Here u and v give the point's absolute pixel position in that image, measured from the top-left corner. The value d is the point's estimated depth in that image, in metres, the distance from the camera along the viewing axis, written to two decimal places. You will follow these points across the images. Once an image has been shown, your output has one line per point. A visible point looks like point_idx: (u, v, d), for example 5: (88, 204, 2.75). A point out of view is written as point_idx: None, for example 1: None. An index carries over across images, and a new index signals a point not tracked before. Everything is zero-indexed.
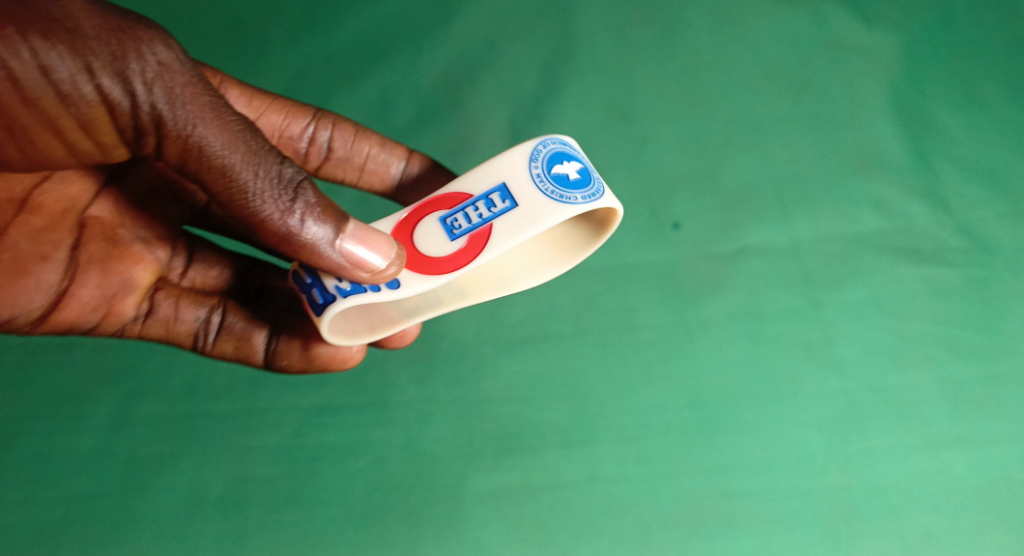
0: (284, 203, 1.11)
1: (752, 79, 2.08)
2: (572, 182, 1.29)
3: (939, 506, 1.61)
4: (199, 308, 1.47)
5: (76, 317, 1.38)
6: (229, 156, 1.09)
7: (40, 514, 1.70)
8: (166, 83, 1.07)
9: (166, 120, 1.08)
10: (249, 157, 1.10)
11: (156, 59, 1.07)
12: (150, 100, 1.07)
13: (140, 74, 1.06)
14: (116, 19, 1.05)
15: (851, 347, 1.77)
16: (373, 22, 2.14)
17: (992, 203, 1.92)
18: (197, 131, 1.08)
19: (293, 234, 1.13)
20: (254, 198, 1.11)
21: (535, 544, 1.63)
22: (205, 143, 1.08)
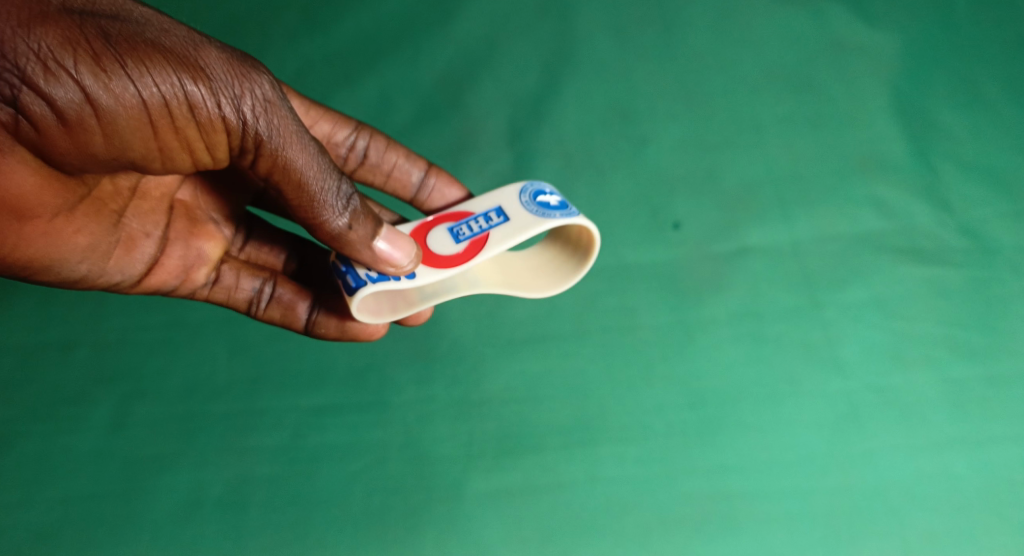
0: (341, 210, 1.13)
1: (753, 78, 2.07)
2: (555, 207, 1.38)
3: (941, 507, 1.60)
4: (256, 279, 1.42)
5: (159, 283, 1.34)
6: (311, 177, 1.09)
7: (39, 514, 1.71)
8: (273, 116, 1.06)
9: (263, 144, 1.07)
10: (322, 175, 1.10)
11: (264, 93, 1.05)
12: (243, 121, 1.05)
13: (251, 106, 1.05)
14: (211, 47, 1.03)
15: (853, 347, 1.76)
16: (373, 25, 2.16)
17: (995, 202, 1.91)
18: (286, 153, 1.08)
19: (340, 235, 1.15)
20: (320, 208, 1.12)
21: (535, 545, 1.63)
22: (287, 162, 1.08)
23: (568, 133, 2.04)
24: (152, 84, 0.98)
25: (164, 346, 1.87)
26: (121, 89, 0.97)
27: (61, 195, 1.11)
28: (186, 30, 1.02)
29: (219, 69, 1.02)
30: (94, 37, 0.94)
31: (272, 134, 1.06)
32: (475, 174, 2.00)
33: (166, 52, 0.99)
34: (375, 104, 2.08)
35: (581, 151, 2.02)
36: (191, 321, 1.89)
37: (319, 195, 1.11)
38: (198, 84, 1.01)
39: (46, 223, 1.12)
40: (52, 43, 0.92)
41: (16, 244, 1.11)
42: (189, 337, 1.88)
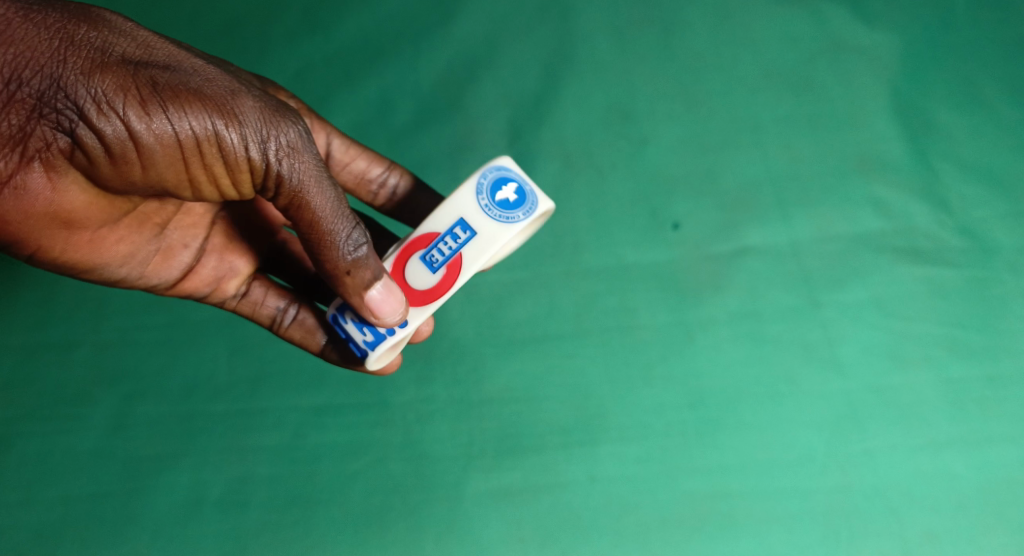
0: (346, 252, 1.17)
1: (752, 79, 2.08)
2: (514, 203, 1.33)
3: (939, 506, 1.61)
4: (281, 299, 1.47)
5: (193, 289, 1.42)
6: (324, 220, 1.16)
7: (41, 514, 1.72)
8: (295, 162, 1.13)
9: (284, 186, 1.15)
10: (334, 221, 1.16)
11: (290, 141, 1.13)
12: (269, 163, 1.13)
13: (276, 152, 1.12)
14: (248, 96, 1.12)
15: (852, 347, 1.77)
16: (373, 25, 2.16)
17: (995, 202, 1.91)
18: (303, 197, 1.15)
19: (341, 277, 1.20)
20: (328, 250, 1.17)
21: (535, 544, 1.63)
22: (307, 201, 1.15)
23: (568, 134, 2.05)
24: (185, 124, 1.07)
25: (164, 347, 1.86)
26: (159, 128, 1.06)
27: (107, 211, 1.19)
28: (228, 79, 1.12)
29: (251, 117, 1.11)
30: (143, 84, 1.05)
31: (293, 178, 1.14)
32: (475, 175, 2.01)
33: (202, 98, 1.08)
34: (375, 105, 2.09)
35: (581, 151, 2.02)
36: (191, 321, 1.87)
37: (335, 233, 1.16)
38: (229, 128, 1.10)
39: (92, 234, 1.21)
40: (105, 88, 1.03)
41: (62, 251, 1.19)
42: (189, 337, 1.87)
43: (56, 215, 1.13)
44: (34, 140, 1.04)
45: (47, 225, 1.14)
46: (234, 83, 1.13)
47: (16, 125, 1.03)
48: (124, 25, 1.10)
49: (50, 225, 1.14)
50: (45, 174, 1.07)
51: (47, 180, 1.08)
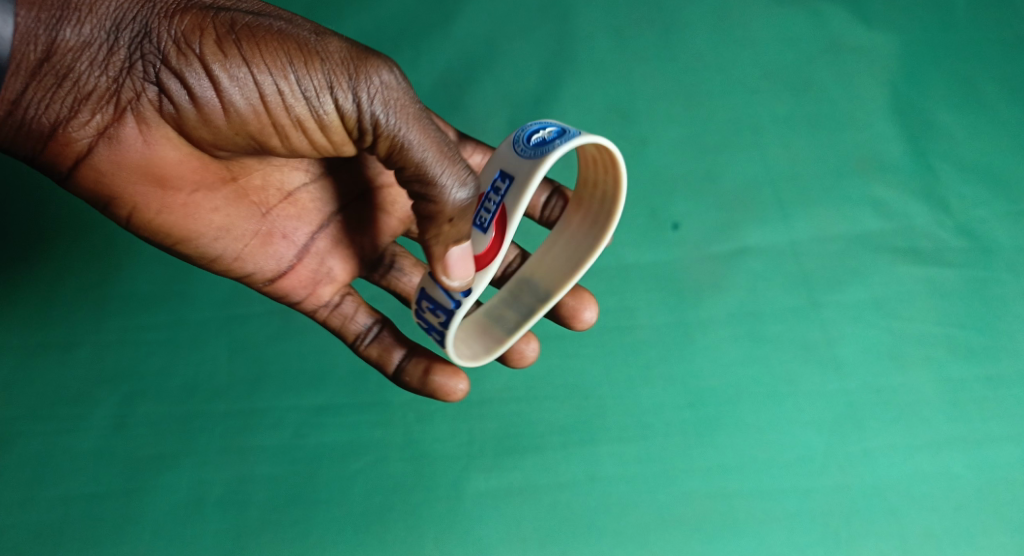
0: (452, 188, 1.12)
1: (752, 79, 2.08)
2: (548, 137, 1.27)
3: (940, 506, 1.61)
4: (369, 315, 1.45)
5: (288, 288, 1.41)
6: (423, 156, 1.10)
7: (40, 514, 1.72)
8: (389, 103, 1.08)
9: (382, 129, 1.09)
10: (438, 157, 1.10)
11: (382, 80, 1.07)
12: (359, 108, 1.08)
13: (367, 92, 1.07)
14: (333, 37, 1.08)
15: (851, 347, 1.77)
16: (373, 25, 2.16)
17: (994, 203, 1.91)
18: (402, 137, 1.09)
19: (446, 213, 1.13)
20: (433, 193, 1.12)
21: (535, 544, 1.63)
22: (402, 141, 1.09)
23: None
24: (268, 68, 1.05)
25: (164, 346, 1.87)
26: (239, 67, 1.05)
27: (201, 173, 1.21)
28: (313, 24, 1.10)
29: (337, 55, 1.06)
30: (222, 24, 1.04)
31: (388, 119, 1.08)
32: None
33: (288, 38, 1.06)
34: None
35: None
36: (192, 321, 1.88)
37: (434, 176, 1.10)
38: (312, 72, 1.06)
39: (184, 197, 1.22)
40: (184, 30, 1.04)
41: (157, 214, 1.21)
42: (190, 337, 1.87)
43: (148, 169, 1.15)
44: (128, 91, 1.06)
45: (139, 182, 1.16)
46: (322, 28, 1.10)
47: (111, 77, 1.05)
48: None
49: (143, 181, 1.16)
50: (136, 127, 1.10)
51: (139, 133, 1.11)
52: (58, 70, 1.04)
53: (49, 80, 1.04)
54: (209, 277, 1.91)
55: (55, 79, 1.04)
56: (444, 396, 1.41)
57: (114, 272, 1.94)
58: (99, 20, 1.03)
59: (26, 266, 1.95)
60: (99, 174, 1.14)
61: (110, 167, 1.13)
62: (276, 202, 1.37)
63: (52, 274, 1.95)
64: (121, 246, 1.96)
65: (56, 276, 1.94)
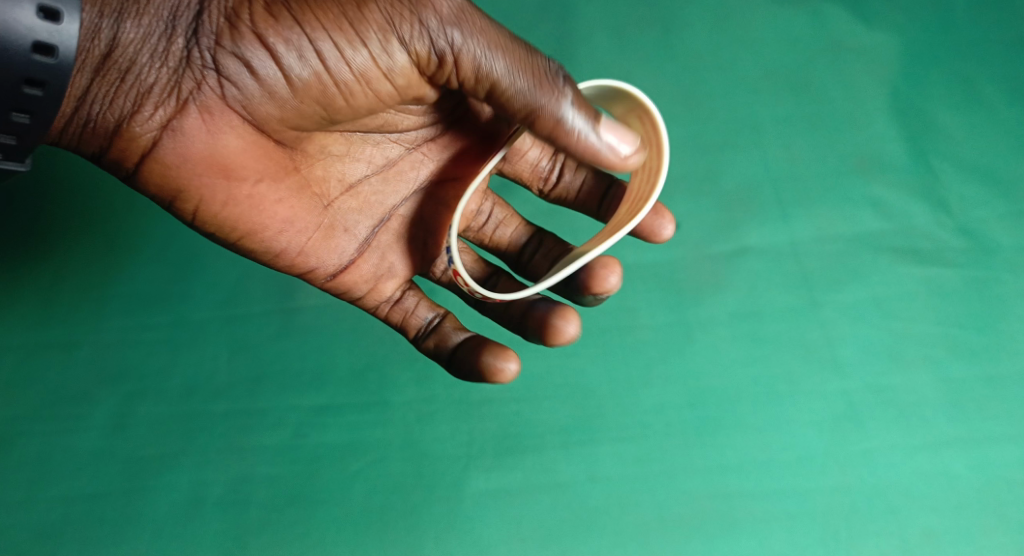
0: (556, 94, 1.07)
1: (752, 79, 2.08)
2: None
3: (939, 506, 1.61)
4: (431, 308, 1.37)
5: (352, 283, 1.36)
6: (511, 76, 1.07)
7: (41, 514, 1.72)
8: (461, 26, 1.07)
9: (459, 54, 1.08)
10: (525, 72, 1.07)
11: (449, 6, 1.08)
12: (428, 40, 1.08)
13: (435, 19, 1.07)
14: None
15: (851, 347, 1.77)
16: None
17: (994, 203, 1.91)
18: (482, 61, 1.08)
19: (566, 130, 1.08)
20: (532, 115, 1.08)
21: (535, 544, 1.63)
22: (471, 60, 1.08)
23: None
24: (325, 26, 1.08)
25: (164, 346, 1.87)
26: (298, 32, 1.08)
27: (267, 163, 1.21)
28: None
29: None
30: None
31: (462, 43, 1.07)
32: None
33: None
34: None
35: None
36: (192, 321, 1.89)
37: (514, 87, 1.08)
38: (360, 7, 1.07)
39: (248, 187, 1.21)
40: (239, 4, 1.08)
41: (224, 203, 1.22)
42: (190, 337, 1.87)
43: (214, 160, 1.17)
44: (189, 79, 1.11)
45: (205, 173, 1.18)
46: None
47: (171, 70, 1.10)
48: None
49: (209, 173, 1.18)
50: (200, 116, 1.13)
51: (203, 122, 1.14)
52: (118, 64, 1.09)
53: (112, 74, 1.09)
54: (209, 277, 1.92)
55: (117, 71, 1.09)
56: (489, 380, 1.26)
57: (114, 272, 1.95)
58: (155, 12, 1.09)
59: (26, 266, 1.97)
60: (165, 166, 1.16)
61: (173, 159, 1.16)
62: (338, 195, 1.31)
63: (52, 274, 1.96)
64: (121, 246, 1.97)
65: (56, 276, 1.95)
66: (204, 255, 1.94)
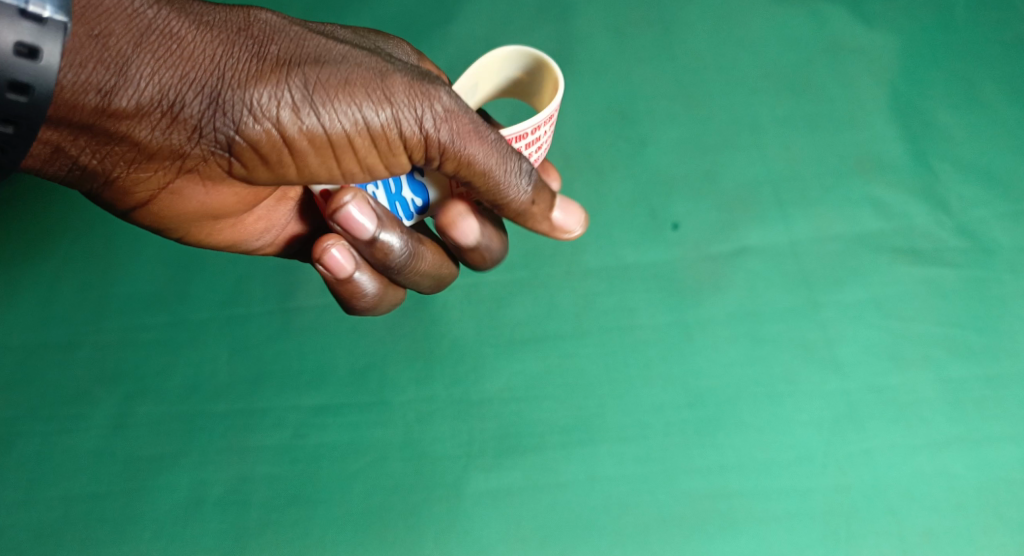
0: (524, 188, 1.19)
1: (751, 79, 2.09)
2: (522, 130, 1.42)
3: (939, 506, 1.61)
4: None
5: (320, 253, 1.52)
6: (488, 167, 1.15)
7: (40, 514, 1.72)
8: (451, 130, 1.13)
9: (445, 149, 1.15)
10: (499, 165, 1.16)
11: (442, 108, 1.12)
12: (422, 135, 1.13)
13: (430, 120, 1.12)
14: (392, 74, 1.10)
15: (850, 347, 1.77)
16: (373, 24, 2.23)
17: (994, 202, 1.91)
18: (465, 155, 1.15)
19: (527, 210, 1.23)
20: (499, 194, 1.19)
21: (534, 544, 1.63)
22: (466, 159, 1.15)
23: (567, 135, 2.06)
24: (332, 117, 1.09)
25: (164, 346, 1.87)
26: (306, 124, 1.09)
27: (257, 199, 1.31)
28: (368, 59, 1.11)
29: (399, 93, 1.10)
30: (288, 82, 1.07)
31: (451, 142, 1.13)
32: None
33: (357, 86, 1.09)
34: None
35: (580, 152, 2.04)
36: (192, 321, 1.89)
37: (495, 180, 1.17)
38: (376, 106, 1.10)
39: (239, 216, 1.33)
40: (254, 94, 1.06)
41: (209, 232, 1.33)
42: (190, 337, 1.87)
43: (211, 208, 1.26)
44: (195, 155, 1.11)
45: (204, 217, 1.28)
46: (378, 61, 1.11)
47: (176, 143, 1.09)
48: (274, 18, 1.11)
49: (207, 216, 1.28)
50: (204, 181, 1.18)
51: (205, 184, 1.19)
52: (115, 130, 1.05)
53: (105, 138, 1.06)
54: (209, 277, 1.93)
55: (112, 137, 1.06)
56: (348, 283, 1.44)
57: (112, 271, 1.96)
58: (156, 83, 1.03)
59: (26, 267, 1.98)
60: (165, 215, 1.24)
61: (167, 211, 1.23)
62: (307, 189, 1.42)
63: (51, 274, 1.97)
64: (120, 247, 1.99)
65: (55, 276, 1.96)
66: (204, 255, 1.95)
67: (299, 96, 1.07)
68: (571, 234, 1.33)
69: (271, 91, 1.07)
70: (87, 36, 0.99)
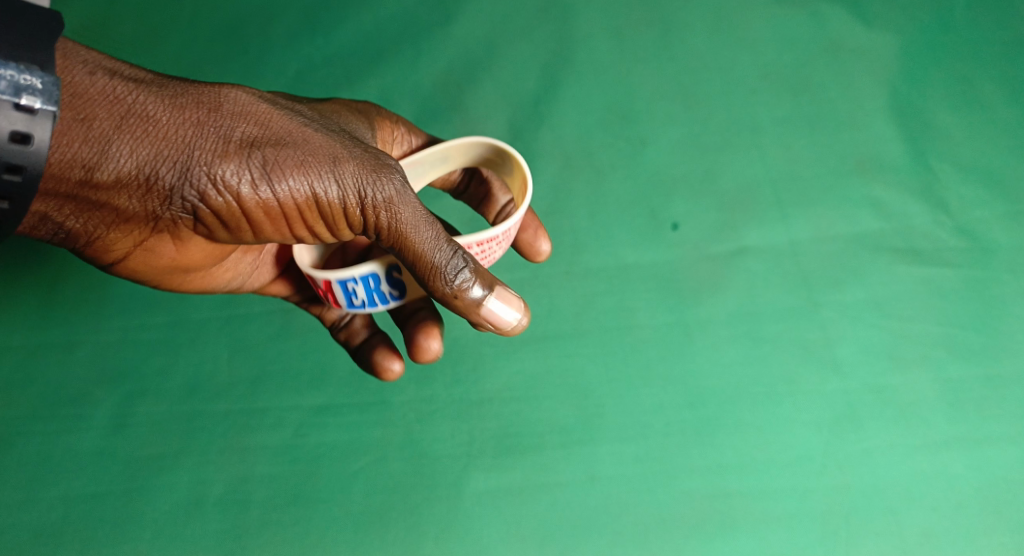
0: (455, 270, 1.06)
1: (751, 79, 2.09)
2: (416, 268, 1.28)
3: (939, 505, 1.61)
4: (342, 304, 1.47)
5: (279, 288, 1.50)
6: (428, 244, 1.06)
7: (40, 514, 1.72)
8: (400, 214, 1.05)
9: (388, 229, 1.07)
10: (431, 244, 1.06)
11: (394, 190, 1.05)
12: (373, 215, 1.06)
13: (382, 203, 1.05)
14: (350, 159, 1.04)
15: (850, 347, 1.77)
16: (373, 24, 2.23)
17: (993, 203, 1.92)
18: (406, 232, 1.06)
19: (452, 295, 1.06)
20: (427, 273, 1.06)
21: (534, 544, 1.63)
22: (410, 237, 1.06)
23: (567, 134, 2.06)
24: (291, 193, 1.03)
25: (165, 347, 1.87)
26: (266, 198, 1.03)
27: (224, 255, 1.26)
28: (329, 140, 1.05)
29: (355, 176, 1.04)
30: (254, 162, 1.01)
31: (399, 224, 1.06)
32: None
33: (314, 169, 1.03)
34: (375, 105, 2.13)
35: (580, 152, 2.04)
36: (192, 321, 1.89)
37: (433, 262, 1.06)
38: (332, 191, 1.04)
39: (206, 270, 1.28)
40: (225, 172, 1.00)
41: (180, 283, 1.27)
42: (191, 338, 1.87)
43: (177, 267, 1.20)
44: (164, 222, 1.06)
45: (172, 275, 1.22)
46: (338, 144, 1.05)
47: (145, 211, 1.03)
48: (245, 95, 1.04)
49: (174, 275, 1.22)
50: (173, 244, 1.13)
51: (174, 248, 1.14)
52: (92, 199, 1.00)
53: (82, 204, 1.01)
54: None
55: (88, 203, 1.01)
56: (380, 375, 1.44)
57: None
58: (127, 154, 0.97)
59: (24, 267, 1.95)
60: (129, 274, 1.17)
61: (140, 267, 1.16)
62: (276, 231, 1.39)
63: (51, 274, 1.95)
64: None
65: (55, 276, 1.94)
66: None
67: (261, 177, 1.02)
68: (509, 325, 1.11)
69: (235, 172, 1.01)
70: (69, 117, 0.94)
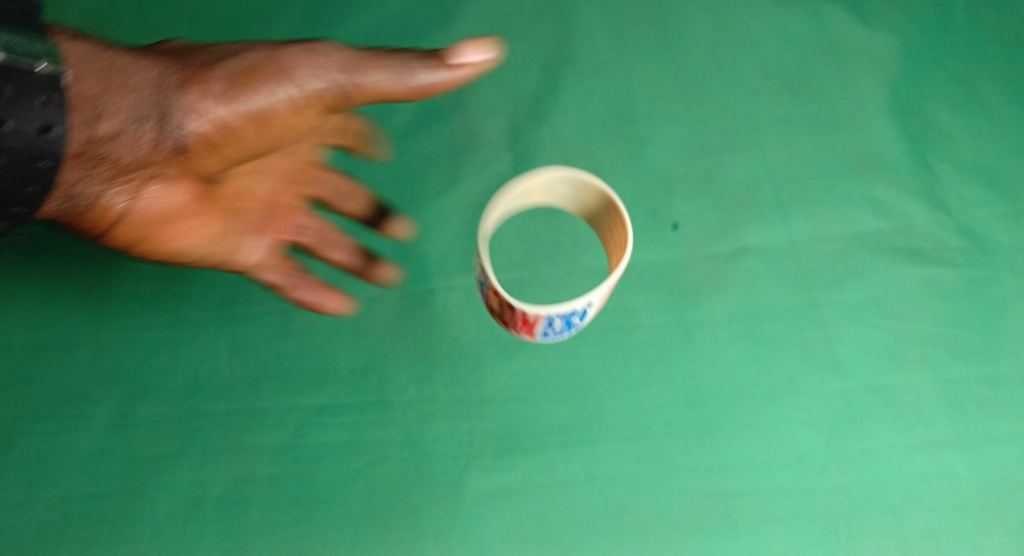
0: (413, 64, 1.57)
1: (751, 79, 2.09)
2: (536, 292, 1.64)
3: (938, 505, 1.63)
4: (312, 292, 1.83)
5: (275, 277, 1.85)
6: (384, 79, 1.58)
7: (41, 514, 1.73)
8: (351, 60, 1.59)
9: (343, 84, 1.60)
10: (389, 66, 1.58)
11: (337, 66, 1.60)
12: (331, 82, 1.60)
13: (332, 65, 1.60)
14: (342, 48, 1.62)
15: (850, 347, 1.77)
16: (372, 23, 2.23)
17: (994, 203, 1.91)
18: (360, 81, 1.59)
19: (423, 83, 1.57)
20: (376, 87, 1.59)
21: (534, 544, 1.64)
22: (372, 81, 1.59)
23: (568, 134, 2.06)
24: (274, 83, 1.61)
25: (164, 346, 1.87)
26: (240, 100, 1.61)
27: (196, 211, 1.79)
28: (311, 57, 1.61)
29: (330, 50, 1.62)
30: (229, 69, 1.62)
31: (356, 71, 1.59)
32: (475, 175, 2.03)
33: (286, 70, 1.60)
34: None
35: (580, 152, 2.04)
36: (192, 321, 1.89)
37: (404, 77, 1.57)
38: (287, 88, 1.61)
39: (179, 239, 1.79)
40: (223, 84, 1.61)
41: (154, 246, 1.78)
42: (190, 338, 1.87)
43: (159, 213, 1.72)
44: (163, 148, 1.64)
45: (156, 225, 1.74)
46: (340, 56, 1.61)
47: (145, 141, 1.63)
48: (240, 45, 1.69)
49: (156, 224, 1.74)
50: (149, 186, 1.68)
51: (151, 188, 1.68)
52: (100, 152, 1.62)
53: (91, 157, 1.62)
54: (208, 277, 1.92)
55: (97, 156, 1.62)
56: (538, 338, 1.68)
57: (112, 270, 1.93)
58: (129, 107, 1.62)
59: (23, 265, 1.95)
60: (133, 228, 1.72)
61: (136, 224, 1.71)
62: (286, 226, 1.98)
63: (50, 272, 1.95)
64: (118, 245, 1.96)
65: (53, 274, 1.94)
66: None
67: (232, 69, 1.62)
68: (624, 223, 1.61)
69: (208, 97, 1.61)
70: (85, 83, 1.61)
